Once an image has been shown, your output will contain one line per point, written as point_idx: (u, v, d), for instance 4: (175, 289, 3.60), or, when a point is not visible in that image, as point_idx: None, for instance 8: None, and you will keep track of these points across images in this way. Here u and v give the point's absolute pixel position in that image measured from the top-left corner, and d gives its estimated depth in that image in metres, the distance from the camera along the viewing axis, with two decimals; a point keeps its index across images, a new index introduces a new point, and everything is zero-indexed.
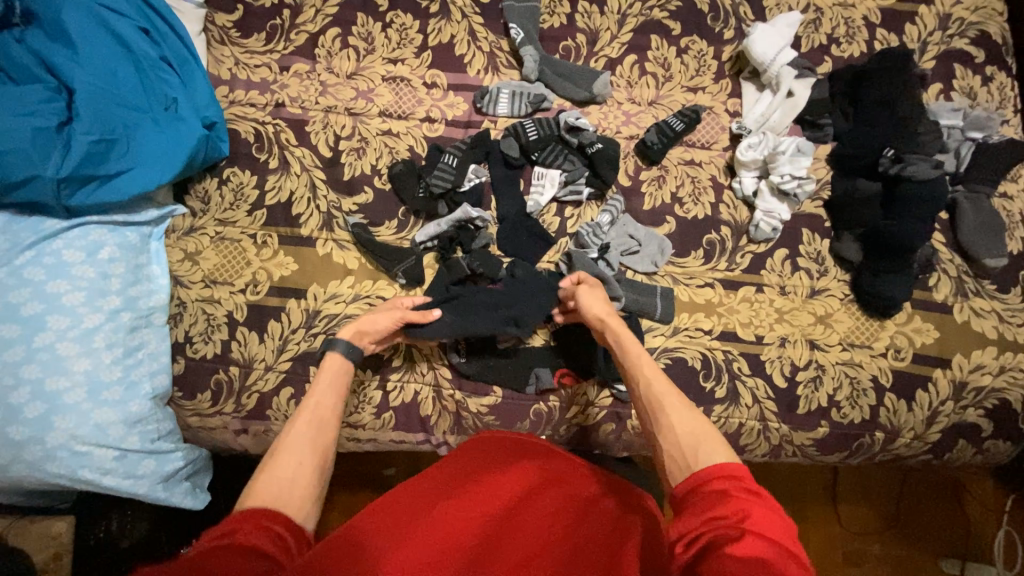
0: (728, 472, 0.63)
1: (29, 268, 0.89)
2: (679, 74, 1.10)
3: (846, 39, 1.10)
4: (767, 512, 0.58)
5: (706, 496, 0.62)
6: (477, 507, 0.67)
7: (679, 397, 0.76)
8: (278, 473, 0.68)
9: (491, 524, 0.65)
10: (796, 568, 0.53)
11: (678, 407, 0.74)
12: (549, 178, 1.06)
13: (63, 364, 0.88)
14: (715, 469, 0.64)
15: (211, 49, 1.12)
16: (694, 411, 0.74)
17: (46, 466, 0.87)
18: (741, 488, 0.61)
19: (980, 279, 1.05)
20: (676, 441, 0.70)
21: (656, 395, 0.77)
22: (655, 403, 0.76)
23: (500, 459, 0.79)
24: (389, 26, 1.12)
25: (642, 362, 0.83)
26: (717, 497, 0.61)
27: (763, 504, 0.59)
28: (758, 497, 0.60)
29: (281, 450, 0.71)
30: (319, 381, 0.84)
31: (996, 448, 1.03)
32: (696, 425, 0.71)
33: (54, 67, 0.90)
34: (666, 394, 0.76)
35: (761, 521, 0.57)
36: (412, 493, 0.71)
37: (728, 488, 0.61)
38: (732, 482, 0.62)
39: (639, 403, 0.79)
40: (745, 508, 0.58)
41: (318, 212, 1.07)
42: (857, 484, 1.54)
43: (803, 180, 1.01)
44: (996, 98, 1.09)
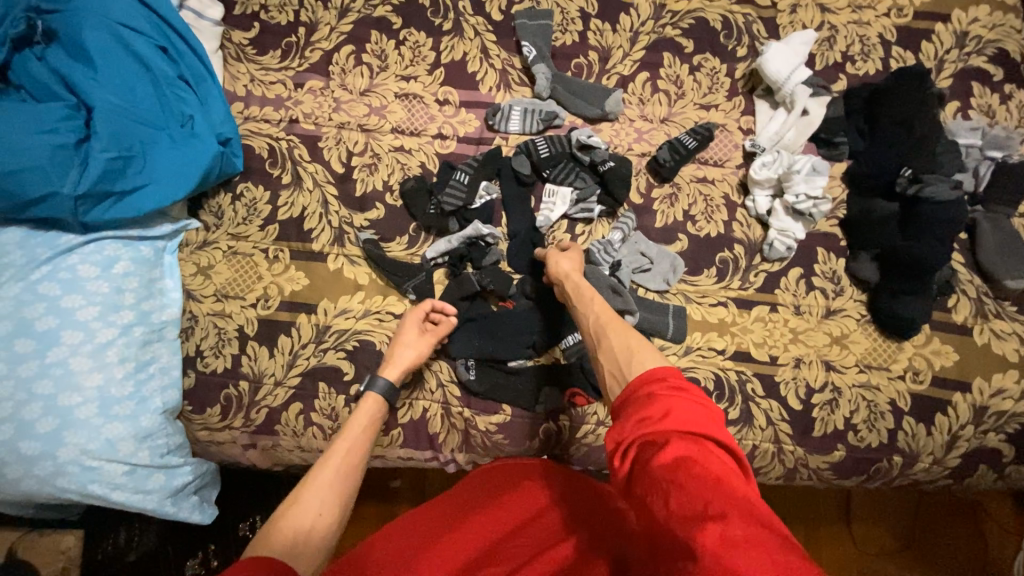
0: (651, 376, 0.67)
1: (45, 283, 0.90)
2: (691, 91, 1.09)
3: (862, 57, 1.09)
4: (688, 403, 0.62)
5: (634, 403, 0.65)
6: (469, 536, 0.69)
7: (618, 324, 0.80)
8: (297, 520, 0.72)
9: (488, 552, 0.66)
10: (715, 458, 0.56)
11: (617, 332, 0.79)
12: (560, 195, 1.05)
13: (76, 379, 0.88)
14: (640, 378, 0.68)
15: (227, 66, 1.13)
16: (632, 332, 0.78)
17: (57, 481, 0.87)
18: (663, 387, 0.65)
19: (1000, 301, 1.02)
20: (614, 359, 0.75)
21: (599, 327, 0.81)
22: (597, 333, 0.81)
23: (495, 484, 0.80)
24: (402, 44, 1.13)
25: (588, 302, 0.87)
26: (644, 401, 0.64)
27: (684, 398, 0.62)
28: (682, 393, 0.63)
29: (301, 498, 0.75)
30: (353, 421, 0.89)
31: (1018, 474, 1.01)
32: (630, 346, 0.75)
33: (73, 85, 0.92)
34: (606, 325, 0.81)
35: (680, 412, 0.60)
36: (408, 524, 0.73)
37: (652, 391, 0.65)
38: (654, 385, 0.65)
39: (586, 337, 0.83)
40: (667, 405, 0.61)
41: (330, 228, 1.08)
42: (871, 503, 1.51)
43: (819, 200, 1.00)
44: (1016, 116, 1.07)
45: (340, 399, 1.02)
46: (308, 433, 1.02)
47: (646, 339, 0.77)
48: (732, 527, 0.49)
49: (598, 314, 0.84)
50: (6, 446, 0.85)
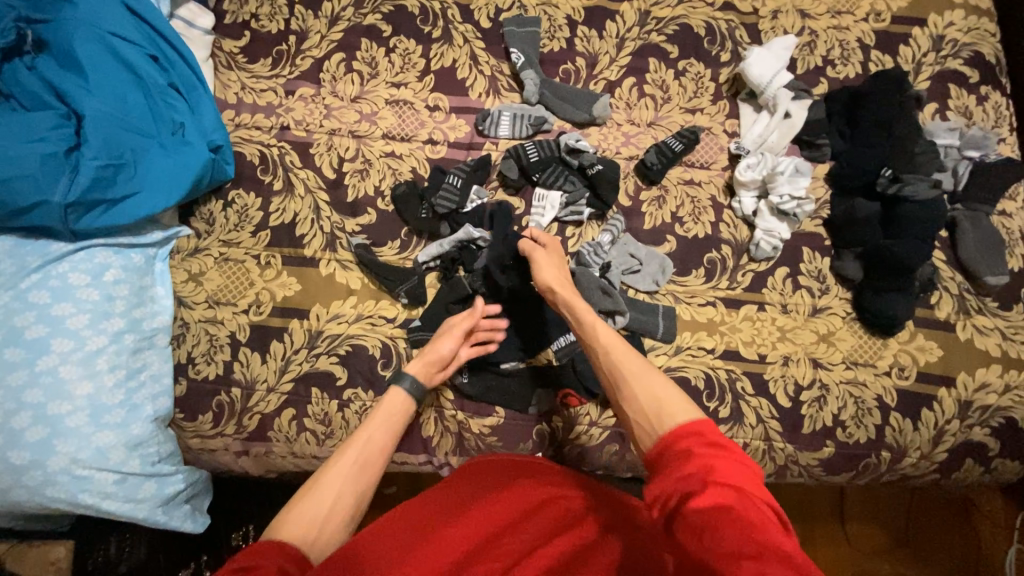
0: (688, 430, 0.67)
1: (34, 291, 0.89)
2: (677, 96, 1.12)
3: (842, 61, 1.12)
4: (731, 462, 0.62)
5: (673, 458, 0.65)
6: (472, 526, 0.69)
7: (640, 363, 0.79)
8: (311, 511, 0.69)
9: (490, 542, 0.67)
10: (755, 508, 0.57)
11: (639, 373, 0.77)
12: (550, 200, 1.06)
13: (66, 387, 0.88)
14: (677, 430, 0.68)
15: (218, 74, 1.14)
16: (655, 374, 0.77)
17: (46, 491, 0.86)
18: (704, 444, 0.65)
19: (982, 297, 1.04)
20: (639, 408, 0.73)
21: (616, 366, 0.80)
22: (615, 374, 0.79)
23: (496, 480, 0.79)
24: (393, 51, 1.14)
25: (603, 333, 0.84)
26: (682, 457, 0.64)
27: (726, 456, 0.62)
28: (723, 450, 0.63)
29: (320, 483, 0.72)
30: (378, 410, 0.83)
31: (1004, 468, 1.02)
32: (659, 390, 0.74)
33: (63, 94, 0.92)
34: (626, 363, 0.79)
35: (725, 471, 0.60)
36: (414, 513, 0.73)
37: (692, 447, 0.65)
38: (695, 440, 0.65)
39: (603, 374, 0.82)
40: (708, 462, 0.62)
41: (322, 233, 1.08)
42: (864, 502, 1.53)
43: (802, 200, 1.02)
44: (992, 117, 1.10)
45: (332, 404, 1.02)
46: (302, 439, 1.02)
47: (668, 380, 0.76)
48: (767, 565, 0.50)
49: (613, 347, 0.82)
50: None
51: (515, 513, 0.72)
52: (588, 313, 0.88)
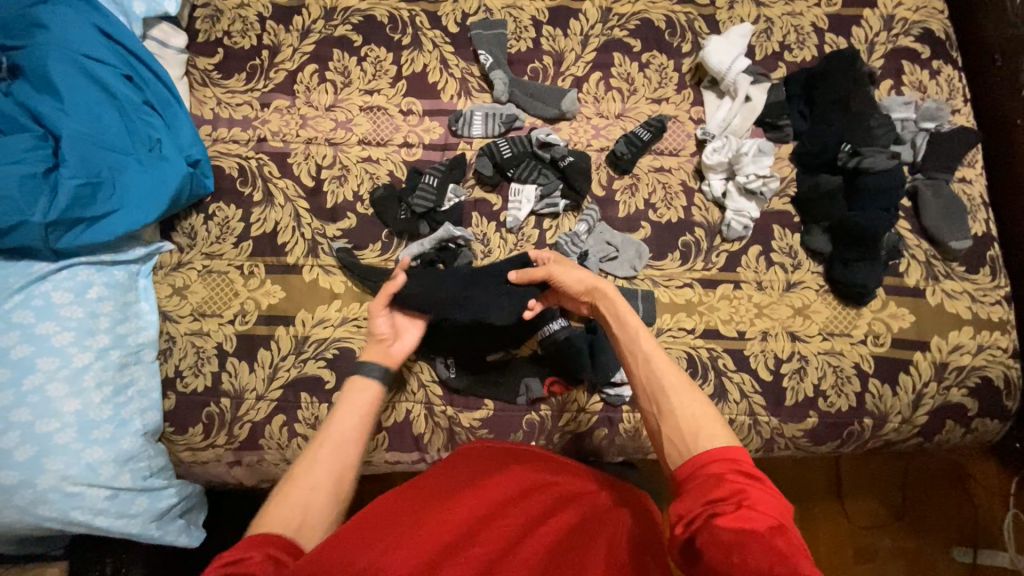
0: (725, 454, 0.65)
1: (17, 311, 0.90)
2: (642, 87, 1.15)
3: (798, 45, 1.16)
4: (765, 492, 0.60)
5: (706, 479, 0.63)
6: (477, 499, 0.72)
7: (683, 379, 0.73)
8: (298, 496, 0.68)
9: (495, 513, 0.71)
10: (786, 538, 0.56)
11: (679, 391, 0.72)
12: (525, 194, 1.09)
13: (53, 406, 0.88)
14: (711, 453, 0.65)
15: (193, 91, 1.16)
16: (695, 392, 0.72)
17: (37, 510, 0.86)
18: (739, 471, 0.63)
19: (949, 262, 1.08)
20: (675, 425, 0.70)
21: (655, 377, 0.74)
22: (654, 386, 0.74)
23: (489, 467, 0.82)
24: (364, 60, 1.17)
25: (642, 337, 0.78)
26: (717, 479, 0.62)
27: (762, 486, 0.61)
28: (756, 480, 0.62)
29: (300, 471, 0.70)
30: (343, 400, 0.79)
31: (984, 427, 1.05)
32: (697, 409, 0.70)
33: (39, 116, 0.94)
34: (667, 374, 0.74)
35: (758, 501, 0.59)
36: (421, 487, 0.76)
37: (727, 471, 0.63)
38: (732, 466, 0.63)
39: (637, 383, 0.76)
40: (742, 489, 0.60)
41: (303, 240, 1.10)
42: (860, 477, 1.54)
43: (768, 178, 1.05)
44: (945, 89, 1.15)
45: (322, 408, 1.03)
46: (293, 445, 1.02)
47: (710, 403, 0.71)
48: None
49: (654, 355, 0.76)
50: None
51: (509, 492, 0.75)
52: (627, 315, 0.82)
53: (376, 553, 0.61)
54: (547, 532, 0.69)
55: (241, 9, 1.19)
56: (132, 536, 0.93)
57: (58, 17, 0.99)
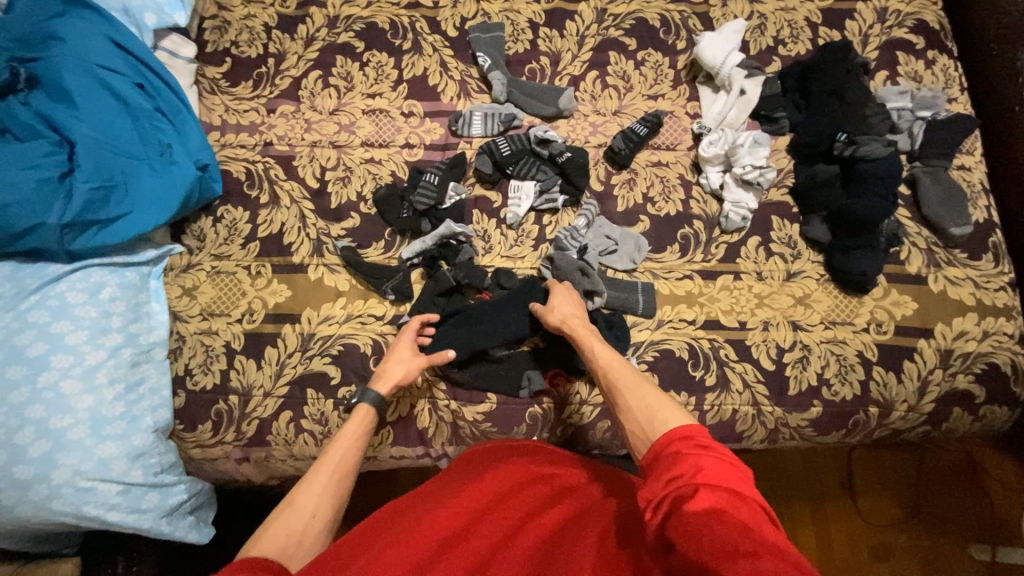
0: (678, 434, 0.68)
1: (34, 311, 0.93)
2: (638, 84, 1.17)
3: (791, 39, 1.18)
4: (719, 463, 0.62)
5: (664, 460, 0.66)
6: (470, 497, 0.74)
7: (635, 379, 0.81)
8: (292, 521, 0.71)
9: (490, 508, 0.72)
10: (748, 508, 0.58)
11: (632, 390, 0.80)
12: (525, 190, 1.11)
13: (67, 402, 0.90)
14: (668, 434, 0.69)
15: (202, 99, 1.20)
16: (650, 388, 0.79)
17: (51, 504, 0.88)
18: (693, 446, 0.65)
19: (950, 249, 1.08)
20: (633, 417, 0.75)
21: (614, 382, 0.83)
22: (612, 390, 0.82)
23: (480, 466, 0.84)
24: (366, 65, 1.20)
25: (602, 351, 0.89)
26: (673, 458, 0.65)
27: (716, 458, 0.63)
28: (709, 451, 0.64)
29: (295, 498, 0.74)
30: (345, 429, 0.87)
31: (993, 415, 1.04)
32: (652, 401, 0.76)
33: (55, 124, 0.97)
34: (624, 378, 0.83)
35: (712, 472, 0.61)
36: (417, 493, 0.77)
37: (682, 449, 0.65)
38: (686, 443, 0.66)
39: (602, 390, 0.84)
40: (696, 463, 0.62)
41: (309, 240, 1.12)
42: (873, 474, 1.51)
43: (764, 168, 1.07)
44: (940, 79, 1.15)
45: (328, 404, 1.04)
46: (300, 441, 1.04)
47: (663, 394, 0.77)
48: (761, 560, 0.50)
49: (612, 365, 0.86)
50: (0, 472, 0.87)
51: (500, 488, 0.76)
52: (589, 333, 0.93)
53: (368, 561, 0.61)
54: (543, 527, 0.70)
55: (248, 20, 1.23)
56: (143, 532, 0.95)
57: (74, 31, 1.03)
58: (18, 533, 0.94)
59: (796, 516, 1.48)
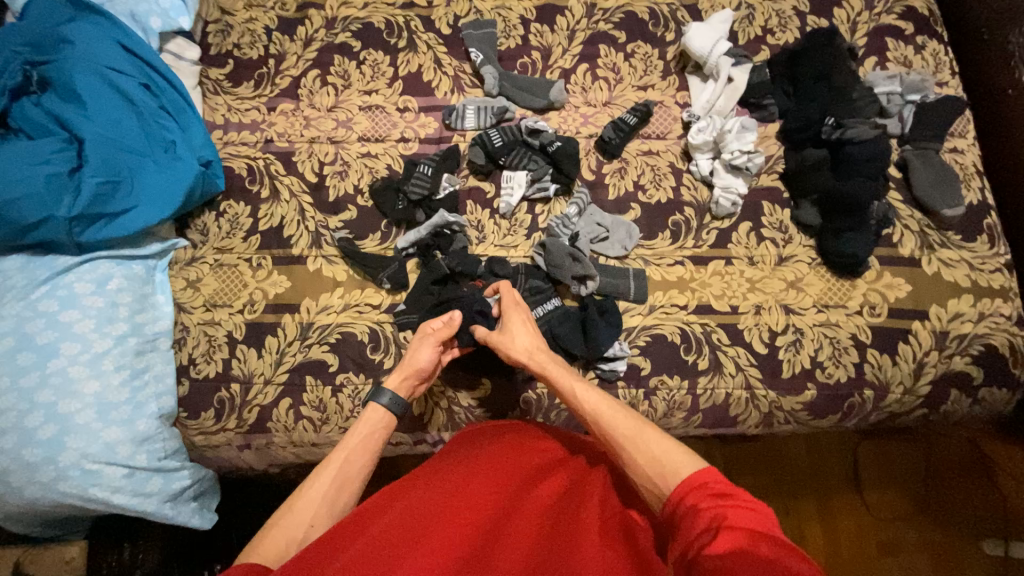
0: (693, 482, 0.65)
1: (44, 300, 0.97)
2: (628, 76, 1.19)
3: (779, 28, 1.19)
4: (741, 508, 0.59)
5: (684, 517, 0.62)
6: (466, 475, 0.75)
7: (632, 424, 0.77)
8: (291, 530, 0.71)
9: (483, 483, 0.73)
10: (772, 545, 0.55)
11: (634, 439, 0.74)
12: (517, 180, 1.13)
13: (74, 387, 0.94)
14: (681, 487, 0.65)
15: (206, 99, 1.25)
16: (650, 433, 0.74)
17: (59, 486, 0.91)
18: (709, 495, 0.62)
19: (944, 231, 1.07)
20: (640, 471, 0.71)
21: (612, 435, 0.77)
22: (613, 443, 0.76)
23: (475, 446, 0.84)
24: (363, 63, 1.24)
25: (590, 398, 0.83)
26: (693, 515, 0.61)
27: (736, 503, 0.60)
28: (725, 496, 0.61)
29: (296, 504, 0.74)
30: (353, 430, 0.85)
31: (992, 397, 1.03)
32: (658, 450, 0.71)
33: (65, 122, 1.02)
34: (620, 426, 0.77)
35: (733, 516, 0.58)
36: (413, 474, 0.78)
37: (698, 503, 0.62)
38: (701, 493, 0.63)
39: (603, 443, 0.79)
40: (716, 511, 0.60)
41: (307, 232, 1.15)
42: (880, 468, 1.46)
43: (752, 153, 1.08)
44: (931, 63, 1.16)
45: (327, 391, 1.06)
46: (299, 427, 1.06)
47: (668, 438, 0.73)
48: None
49: (604, 413, 0.80)
50: (11, 454, 0.90)
51: (494, 466, 0.77)
52: (573, 379, 0.87)
53: (353, 555, 0.60)
54: (538, 502, 0.72)
55: (249, 23, 1.28)
56: (148, 516, 0.97)
57: (83, 34, 1.08)
58: (28, 517, 0.97)
59: (801, 510, 1.43)
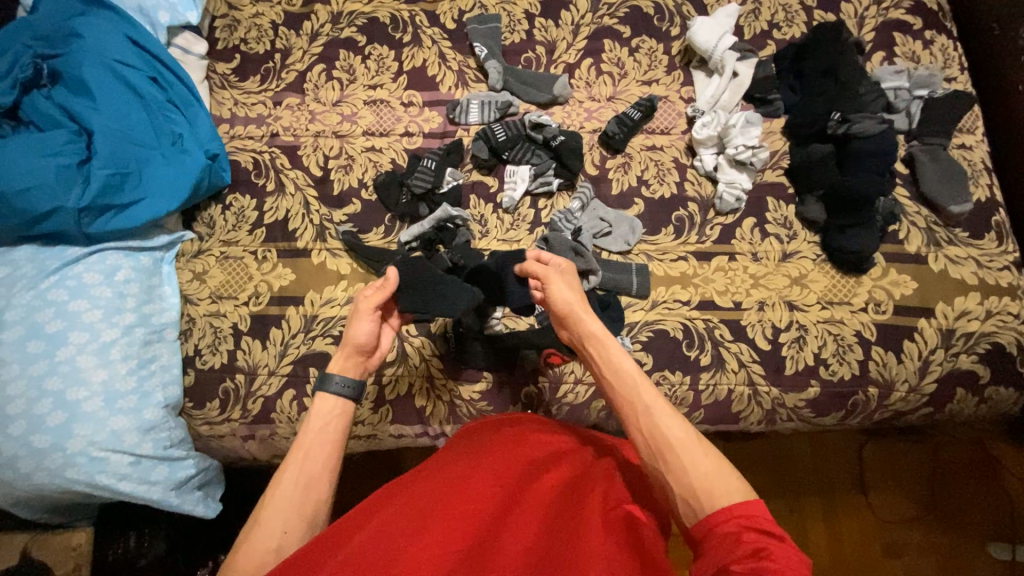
0: (741, 512, 0.63)
1: (52, 291, 0.98)
2: (632, 70, 1.19)
3: (786, 23, 1.19)
4: (786, 550, 0.58)
5: (720, 541, 0.61)
6: (470, 468, 0.75)
7: (687, 431, 0.72)
8: (264, 539, 0.69)
9: (487, 476, 0.73)
10: None
11: (687, 447, 0.70)
12: (520, 174, 1.13)
13: (82, 375, 0.95)
14: (723, 511, 0.63)
15: (213, 93, 1.26)
16: (705, 446, 0.70)
17: (66, 473, 0.93)
18: (756, 530, 0.61)
19: (951, 228, 1.06)
20: (684, 484, 0.67)
21: (663, 437, 0.71)
22: (662, 447, 0.71)
23: (479, 439, 0.84)
24: (368, 58, 1.25)
25: (642, 387, 0.77)
26: (731, 542, 0.60)
27: (782, 544, 0.59)
28: (774, 535, 0.60)
29: (263, 517, 0.71)
30: (305, 430, 0.80)
31: (999, 396, 1.01)
32: (709, 465, 0.68)
33: (75, 115, 1.03)
34: (674, 429, 0.72)
35: (779, 556, 0.57)
36: (417, 469, 0.78)
37: (738, 531, 0.61)
38: (748, 524, 0.61)
39: (644, 444, 0.73)
40: (761, 547, 0.58)
41: (312, 226, 1.16)
42: (885, 468, 1.45)
43: (756, 149, 1.07)
44: (939, 58, 1.15)
45: None
46: (303, 418, 1.07)
47: (720, 454, 0.70)
48: None
49: (657, 408, 0.75)
50: (20, 441, 0.92)
51: (498, 459, 0.77)
52: (625, 360, 0.81)
53: (356, 546, 0.61)
54: (542, 495, 0.72)
55: (256, 18, 1.29)
56: (154, 504, 0.99)
57: (92, 28, 1.10)
58: (36, 503, 0.98)
59: (804, 510, 1.43)
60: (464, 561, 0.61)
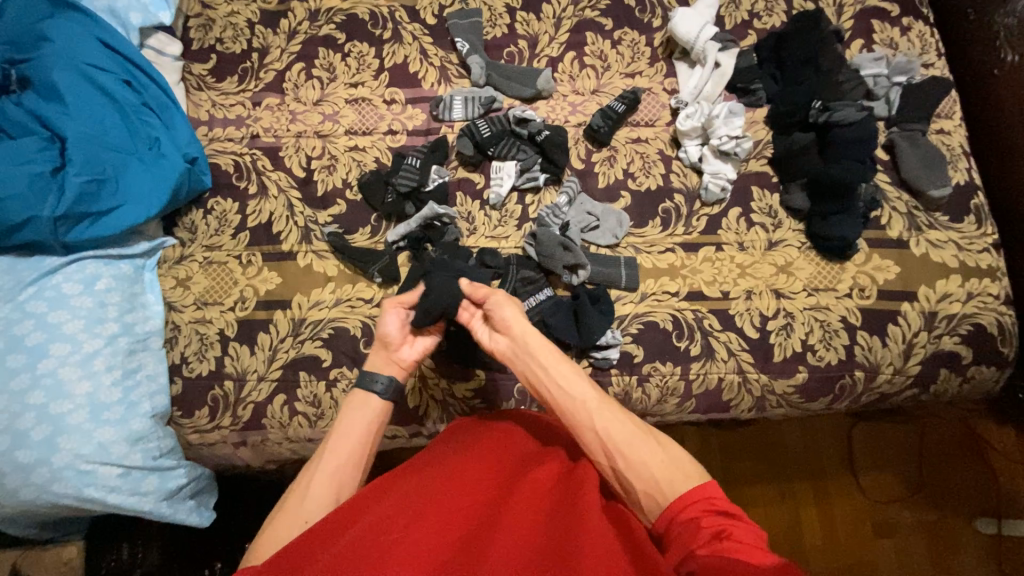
0: (700, 496, 0.65)
1: (32, 302, 0.96)
2: (615, 63, 1.19)
3: (767, 12, 1.19)
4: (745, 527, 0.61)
5: (684, 529, 0.63)
6: (457, 466, 0.74)
7: (635, 428, 0.73)
8: (284, 529, 0.70)
9: (475, 475, 0.73)
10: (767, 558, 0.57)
11: (639, 442, 0.71)
12: (506, 170, 1.12)
13: (65, 388, 0.93)
14: (684, 498, 0.65)
15: (190, 95, 1.23)
16: (655, 439, 0.72)
17: (54, 487, 0.91)
18: (717, 511, 0.63)
19: (932, 212, 1.08)
20: (647, 477, 0.68)
21: (612, 437, 0.72)
22: (614, 447, 0.71)
23: (466, 437, 0.83)
24: (348, 56, 1.23)
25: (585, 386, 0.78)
26: (693, 527, 0.62)
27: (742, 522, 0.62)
28: (734, 517, 0.62)
29: (287, 505, 0.73)
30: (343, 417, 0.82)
31: (981, 375, 1.04)
32: (666, 457, 0.70)
33: (47, 120, 1.00)
34: (624, 426, 0.73)
35: (737, 533, 0.60)
36: (403, 468, 0.77)
37: (700, 515, 0.63)
38: (709, 507, 0.64)
39: (597, 446, 0.73)
40: (721, 524, 0.61)
41: (296, 228, 1.15)
42: (873, 452, 1.48)
43: (740, 139, 1.08)
44: (917, 45, 1.16)
45: (321, 386, 1.06)
46: (295, 423, 1.06)
47: (673, 444, 0.72)
48: None
49: (603, 408, 0.75)
50: (4, 457, 0.90)
51: (485, 458, 0.77)
52: (563, 363, 0.81)
53: (345, 544, 0.60)
54: (533, 490, 0.71)
55: (231, 17, 1.26)
56: (144, 515, 0.97)
57: (62, 30, 1.06)
58: (24, 519, 0.97)
59: (797, 493, 1.45)
60: (457, 555, 0.60)
